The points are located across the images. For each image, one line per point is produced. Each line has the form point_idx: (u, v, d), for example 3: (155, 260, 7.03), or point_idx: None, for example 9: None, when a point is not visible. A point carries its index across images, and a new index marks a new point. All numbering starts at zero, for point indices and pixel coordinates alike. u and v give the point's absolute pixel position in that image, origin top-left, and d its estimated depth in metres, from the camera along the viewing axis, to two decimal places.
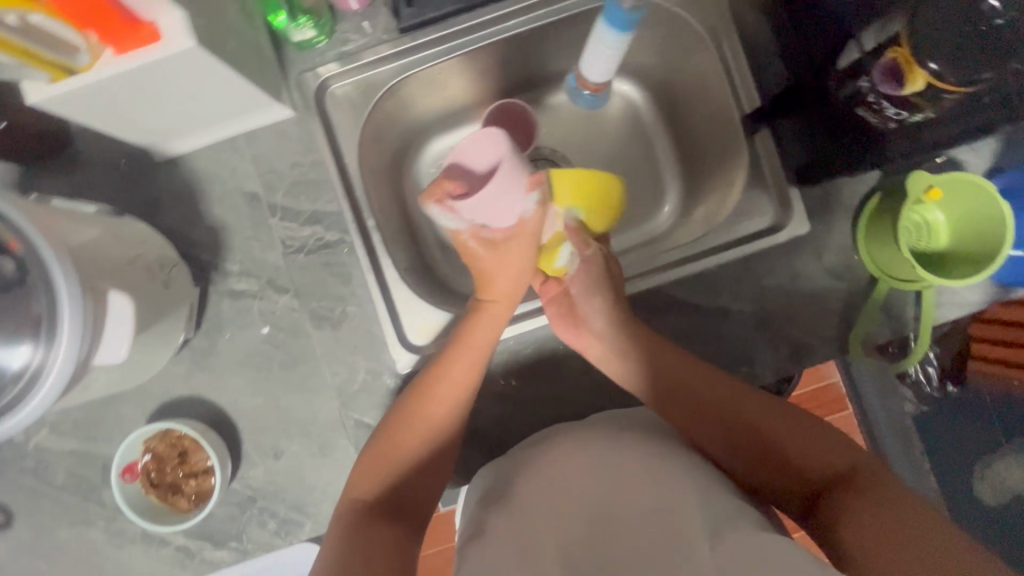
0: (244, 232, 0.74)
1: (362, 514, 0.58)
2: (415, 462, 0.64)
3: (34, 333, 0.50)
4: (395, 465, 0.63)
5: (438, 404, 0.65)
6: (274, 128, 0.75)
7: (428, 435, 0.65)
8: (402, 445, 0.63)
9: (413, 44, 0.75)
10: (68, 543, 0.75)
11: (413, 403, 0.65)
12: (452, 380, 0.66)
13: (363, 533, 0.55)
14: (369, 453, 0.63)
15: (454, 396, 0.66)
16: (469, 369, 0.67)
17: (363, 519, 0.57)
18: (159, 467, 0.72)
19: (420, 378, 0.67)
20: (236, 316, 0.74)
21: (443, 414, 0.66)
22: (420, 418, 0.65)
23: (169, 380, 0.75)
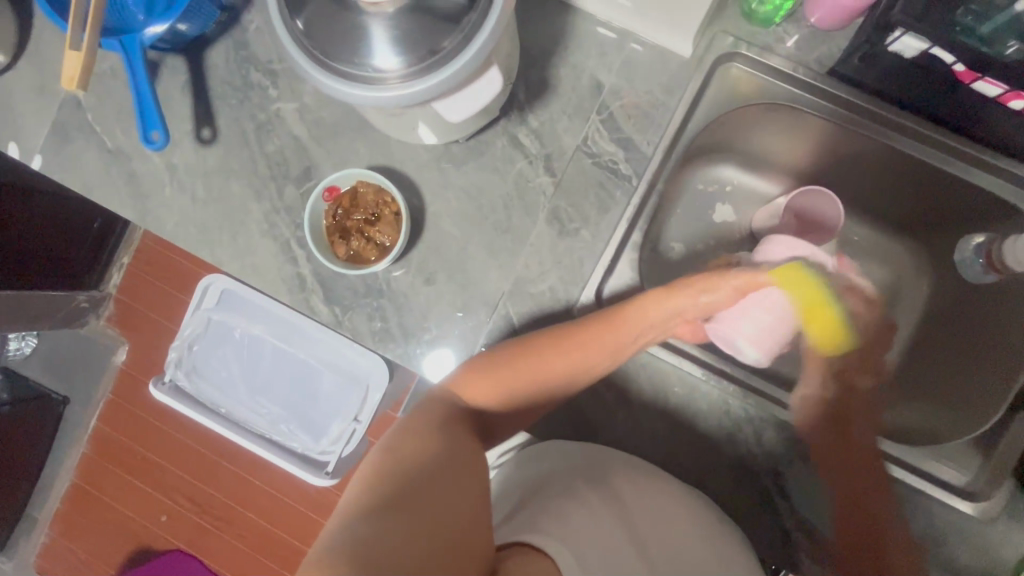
0: (565, 105, 0.75)
1: (449, 416, 0.60)
2: (506, 394, 0.64)
3: (425, 54, 0.54)
4: (489, 392, 0.64)
5: (555, 362, 0.66)
6: (662, 52, 0.74)
7: (532, 380, 0.65)
8: (508, 381, 0.64)
9: (829, 90, 0.73)
10: (233, 195, 0.80)
11: (534, 350, 0.65)
12: (575, 349, 0.66)
13: (443, 435, 0.56)
14: (468, 369, 0.64)
15: (576, 362, 0.67)
16: (592, 348, 0.67)
17: (445, 424, 0.58)
18: (349, 207, 0.74)
19: (544, 334, 0.66)
20: (499, 157, 0.76)
21: (554, 371, 0.66)
22: (534, 368, 0.65)
23: (409, 155, 0.77)
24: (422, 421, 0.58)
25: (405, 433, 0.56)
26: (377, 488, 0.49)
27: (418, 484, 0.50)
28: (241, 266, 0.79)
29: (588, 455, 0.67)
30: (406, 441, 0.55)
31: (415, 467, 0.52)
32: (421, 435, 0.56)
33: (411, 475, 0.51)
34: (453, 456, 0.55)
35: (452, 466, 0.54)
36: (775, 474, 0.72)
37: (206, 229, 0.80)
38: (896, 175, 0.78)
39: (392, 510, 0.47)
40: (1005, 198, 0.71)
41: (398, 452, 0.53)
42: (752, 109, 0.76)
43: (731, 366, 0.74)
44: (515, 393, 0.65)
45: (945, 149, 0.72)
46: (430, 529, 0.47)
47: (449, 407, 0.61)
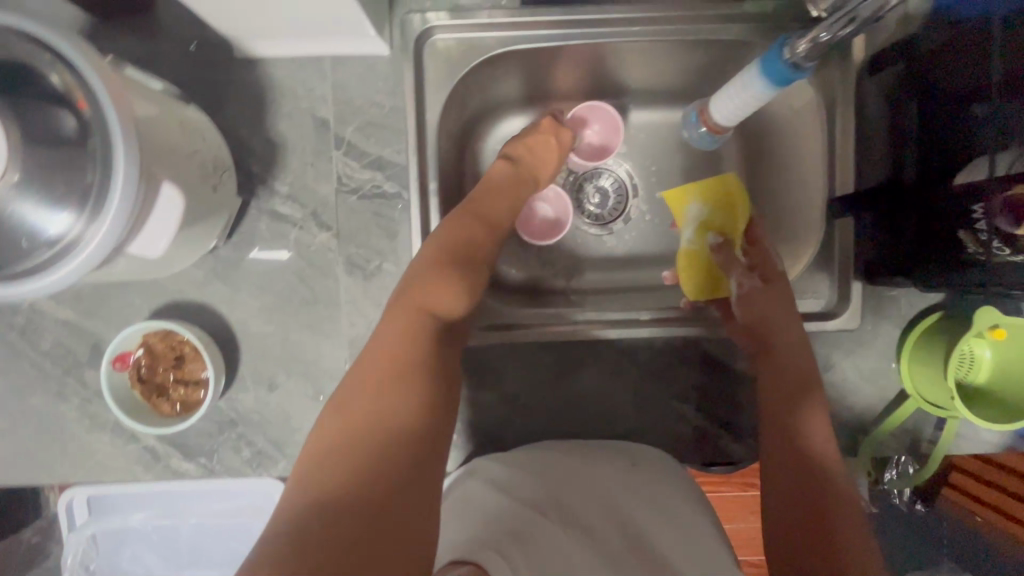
0: (302, 156, 0.71)
1: (408, 335, 0.54)
2: (465, 293, 0.60)
3: (75, 208, 0.48)
4: (452, 298, 0.59)
5: (471, 236, 0.64)
6: (364, 60, 0.70)
7: (472, 268, 0.63)
8: (451, 273, 0.60)
9: (531, 20, 0.71)
10: (38, 409, 0.73)
11: (451, 232, 0.64)
12: (480, 239, 0.65)
13: (407, 368, 0.52)
14: (414, 281, 0.59)
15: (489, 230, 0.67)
16: (503, 199, 0.70)
17: (403, 357, 0.52)
18: (150, 363, 0.69)
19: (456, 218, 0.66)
20: (269, 238, 0.72)
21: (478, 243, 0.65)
22: (469, 242, 0.64)
23: (183, 281, 0.72)
24: (379, 354, 0.52)
25: (371, 368, 0.51)
26: (357, 425, 0.47)
27: (390, 431, 0.47)
28: (87, 470, 0.74)
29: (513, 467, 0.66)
30: (363, 379, 0.51)
31: (375, 412, 0.48)
32: (384, 369, 0.51)
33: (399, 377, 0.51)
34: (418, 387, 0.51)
35: (419, 393, 0.51)
36: (667, 386, 0.73)
37: (32, 455, 0.74)
38: (643, 62, 0.78)
39: (366, 445, 0.46)
40: (736, 38, 0.71)
41: (361, 386, 0.50)
42: (479, 70, 0.73)
43: (586, 314, 0.75)
44: (464, 285, 0.61)
45: (661, 21, 0.71)
46: (408, 465, 0.46)
47: (408, 326, 0.55)
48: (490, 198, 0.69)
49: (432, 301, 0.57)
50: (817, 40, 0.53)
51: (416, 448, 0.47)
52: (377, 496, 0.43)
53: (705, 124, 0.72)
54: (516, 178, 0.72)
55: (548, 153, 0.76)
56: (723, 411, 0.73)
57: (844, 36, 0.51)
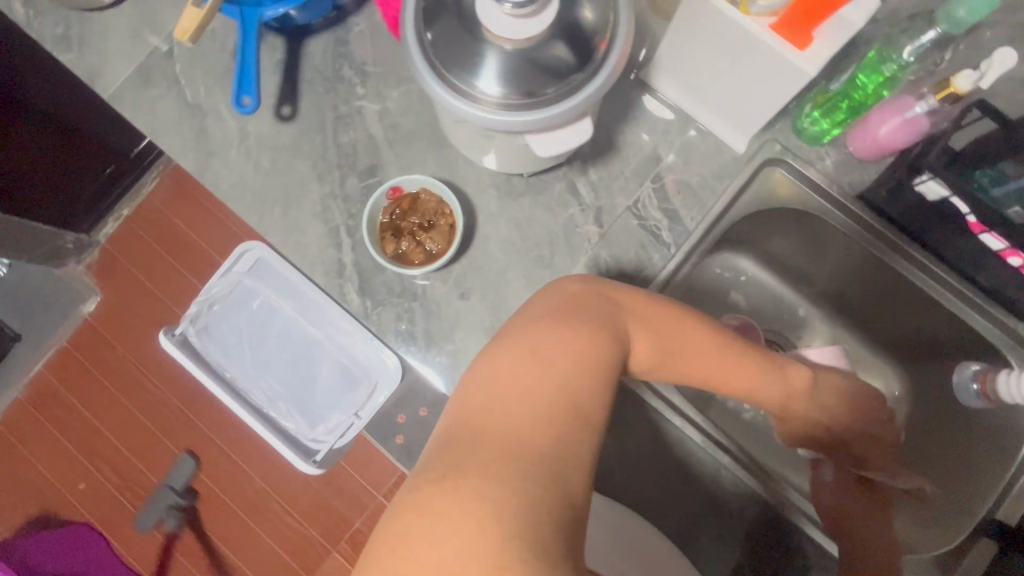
0: (624, 166, 0.82)
1: (594, 344, 0.48)
2: (659, 350, 0.56)
3: (535, 90, 0.60)
4: (642, 342, 0.54)
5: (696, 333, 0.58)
6: (718, 143, 0.82)
7: (685, 348, 0.58)
8: (667, 330, 0.56)
9: (856, 207, 0.81)
10: (297, 173, 0.83)
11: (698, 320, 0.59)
12: (736, 372, 0.62)
13: (590, 367, 0.46)
14: (632, 303, 0.55)
15: (743, 382, 0.63)
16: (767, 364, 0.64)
17: (579, 359, 0.46)
18: (408, 210, 0.78)
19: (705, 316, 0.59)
20: (554, 198, 0.81)
21: (726, 370, 0.61)
22: (710, 345, 0.59)
23: (472, 176, 0.82)
24: (563, 335, 0.47)
25: (567, 344, 0.47)
26: (517, 396, 0.43)
27: (546, 431, 0.42)
28: (286, 241, 0.81)
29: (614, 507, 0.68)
30: (539, 345, 0.46)
31: (562, 383, 0.44)
32: (572, 358, 0.46)
33: (576, 373, 0.46)
34: (582, 394, 0.45)
35: (590, 408, 0.45)
36: (749, 551, 0.75)
37: (261, 198, 0.82)
38: (901, 301, 0.85)
39: (518, 456, 0.40)
40: (991, 340, 0.78)
41: (542, 354, 0.46)
42: (785, 211, 0.84)
43: (733, 446, 0.75)
44: (668, 350, 0.56)
45: (947, 285, 0.79)
46: (561, 472, 0.41)
47: (602, 333, 0.49)
48: (757, 358, 0.63)
49: (637, 329, 0.54)
50: None
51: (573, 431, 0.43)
52: (529, 470, 0.40)
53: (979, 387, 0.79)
54: (791, 368, 0.67)
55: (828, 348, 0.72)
56: None
57: None
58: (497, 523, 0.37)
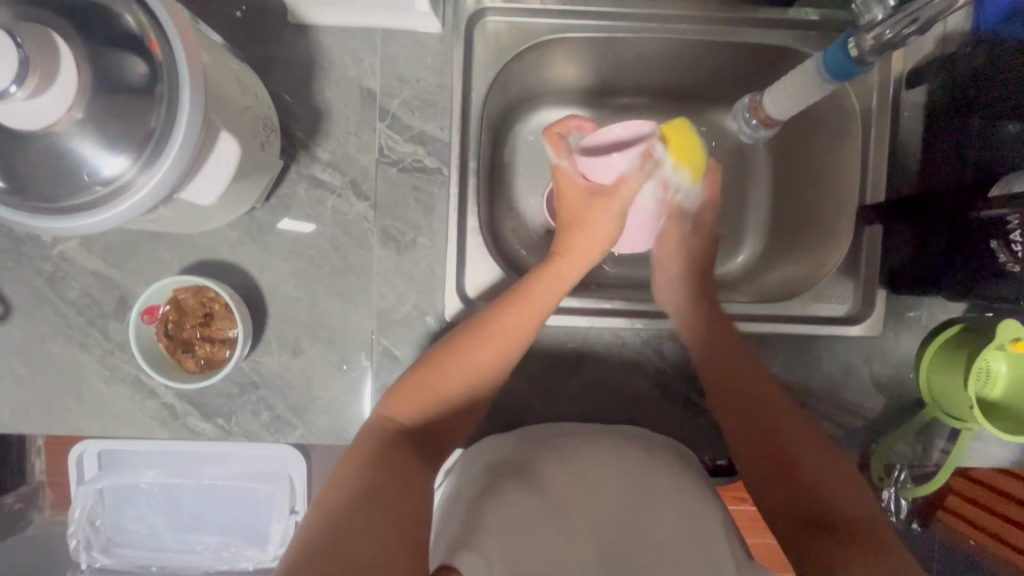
0: (345, 124, 0.71)
1: (381, 449, 0.52)
2: (444, 407, 0.60)
3: (138, 146, 0.49)
4: (421, 414, 0.58)
5: (483, 359, 0.62)
6: (414, 35, 0.71)
7: (452, 383, 0.61)
8: (433, 390, 0.60)
9: (581, 9, 0.72)
10: (59, 357, 0.73)
11: (456, 346, 0.62)
12: (505, 334, 0.64)
13: (378, 457, 0.51)
14: (396, 393, 0.59)
15: (508, 343, 0.64)
16: (528, 298, 0.65)
17: (372, 460, 0.51)
18: (178, 320, 0.69)
19: (464, 328, 0.64)
20: (306, 203, 0.72)
21: (486, 360, 0.63)
22: (465, 354, 0.62)
23: (217, 240, 0.72)
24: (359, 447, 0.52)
25: (353, 452, 0.52)
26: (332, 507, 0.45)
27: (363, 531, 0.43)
28: (103, 423, 0.73)
29: (514, 450, 0.63)
30: (343, 463, 0.51)
31: (358, 483, 0.48)
32: (357, 461, 0.51)
33: (375, 467, 0.50)
34: (386, 484, 0.49)
35: (399, 499, 0.48)
36: (689, 381, 0.74)
37: (46, 405, 0.73)
38: (685, 62, 0.79)
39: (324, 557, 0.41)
40: (776, 42, 0.73)
41: (343, 475, 0.49)
42: (526, 55, 0.74)
43: (612, 302, 0.75)
44: (448, 401, 0.60)
45: (705, 21, 0.73)
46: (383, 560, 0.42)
47: (378, 428, 0.55)
48: (511, 304, 0.65)
49: (404, 412, 0.58)
50: (882, 35, 0.55)
51: (388, 524, 0.45)
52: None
53: (757, 118, 0.74)
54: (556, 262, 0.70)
55: (600, 214, 0.70)
56: None
57: (906, 35, 0.53)
58: None
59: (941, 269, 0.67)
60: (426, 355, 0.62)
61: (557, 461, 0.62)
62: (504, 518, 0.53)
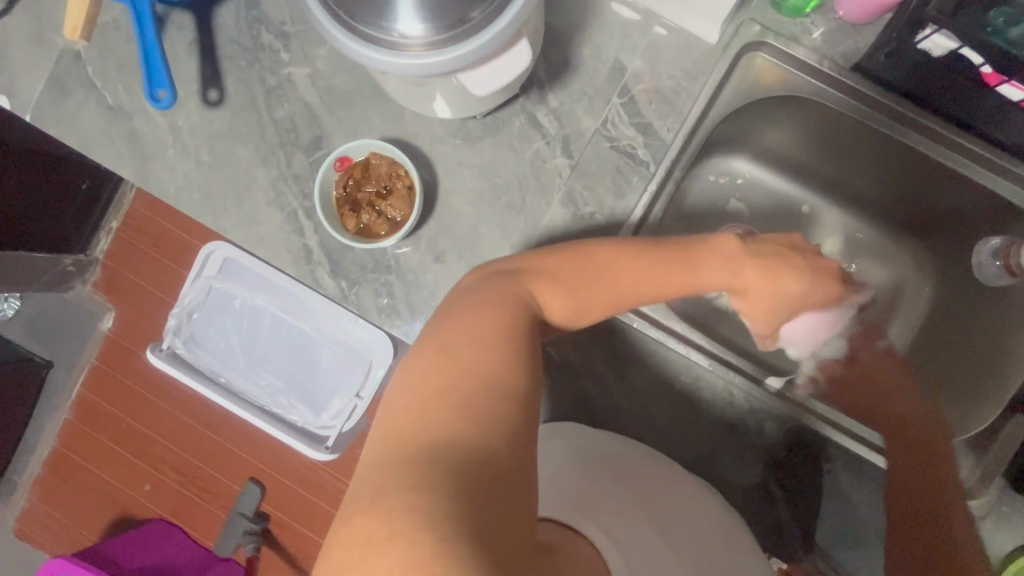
0: (585, 85, 0.73)
1: (500, 330, 0.46)
2: (575, 304, 0.52)
3: (452, 23, 0.51)
4: (555, 298, 0.51)
5: (623, 281, 0.53)
6: (687, 37, 0.73)
7: (601, 294, 0.53)
8: (579, 292, 0.52)
9: (851, 83, 0.71)
10: (240, 161, 0.77)
11: (605, 254, 0.54)
12: (659, 273, 0.55)
13: (485, 343, 0.44)
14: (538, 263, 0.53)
15: (656, 282, 0.55)
16: (679, 260, 0.56)
17: (473, 354, 0.43)
18: (360, 179, 0.72)
19: (621, 246, 0.55)
20: (515, 135, 0.74)
21: (625, 283, 0.53)
22: (610, 272, 0.53)
23: (424, 129, 0.75)
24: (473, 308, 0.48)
25: (459, 332, 0.45)
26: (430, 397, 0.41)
27: (471, 424, 0.40)
28: (246, 235, 0.77)
29: (600, 444, 0.65)
30: (435, 362, 0.43)
31: (462, 384, 0.42)
32: (472, 331, 0.45)
33: (462, 394, 0.41)
34: (481, 402, 0.41)
35: (492, 436, 0.40)
36: (771, 466, 0.73)
37: (209, 195, 0.78)
38: (911, 178, 0.78)
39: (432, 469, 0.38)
40: (1015, 203, 0.70)
41: (434, 378, 0.42)
42: (772, 102, 0.75)
43: (740, 360, 0.74)
44: (583, 303, 0.53)
45: (961, 149, 0.70)
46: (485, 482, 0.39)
47: (507, 303, 0.48)
48: (670, 255, 0.56)
49: (541, 290, 0.51)
50: None
51: (472, 466, 0.39)
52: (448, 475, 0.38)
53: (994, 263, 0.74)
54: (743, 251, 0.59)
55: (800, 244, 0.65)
56: (812, 518, 0.73)
57: None
58: (411, 528, 0.36)
59: None
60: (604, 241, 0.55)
61: (643, 473, 0.63)
62: (601, 509, 0.54)
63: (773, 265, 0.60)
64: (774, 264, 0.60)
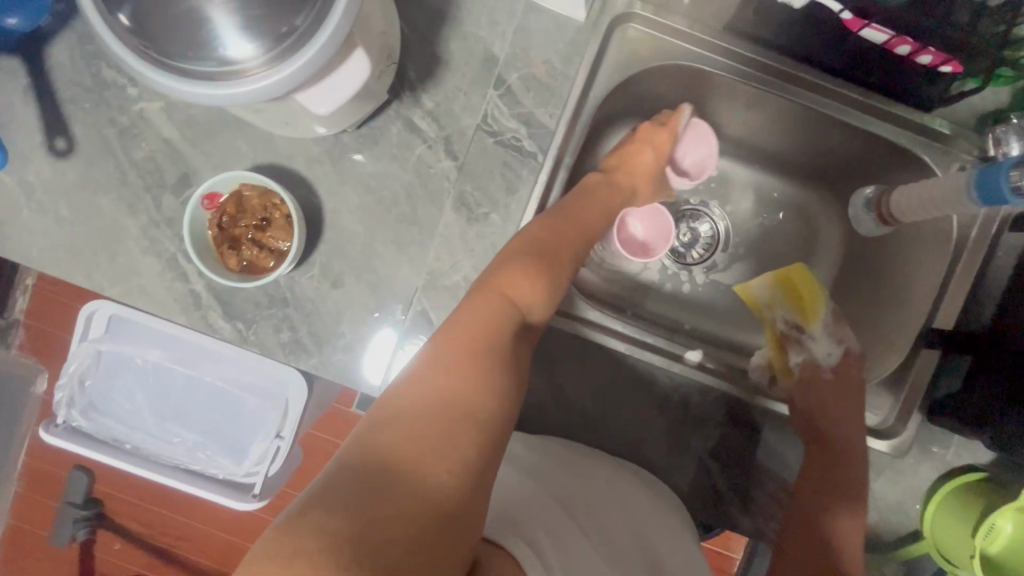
0: (459, 80, 0.70)
1: (485, 331, 0.54)
2: (546, 299, 0.60)
3: (276, 39, 0.48)
4: (530, 298, 0.58)
5: (563, 254, 0.63)
6: (555, 17, 0.69)
7: (562, 271, 0.63)
8: (544, 275, 0.60)
9: (727, 45, 0.70)
10: (105, 211, 0.71)
11: (551, 238, 0.63)
12: (580, 239, 0.66)
13: (475, 360, 0.51)
14: (505, 265, 0.59)
15: (582, 233, 0.67)
16: (599, 208, 0.71)
17: (467, 367, 0.50)
18: (235, 214, 0.68)
19: (557, 220, 0.65)
20: (395, 143, 0.70)
21: (566, 261, 0.64)
22: (558, 246, 0.64)
23: (297, 150, 0.70)
24: (461, 328, 0.53)
25: (456, 342, 0.52)
26: (423, 413, 0.46)
27: (450, 456, 0.44)
28: (125, 290, 0.72)
29: (534, 453, 0.64)
30: (431, 371, 0.49)
31: (451, 397, 0.48)
32: (465, 341, 0.52)
33: (457, 407, 0.47)
34: (455, 434, 0.46)
35: (465, 466, 0.45)
36: (704, 438, 0.73)
37: (77, 253, 0.72)
38: (802, 130, 0.78)
39: (393, 486, 0.41)
40: (898, 143, 0.71)
41: (432, 375, 0.49)
42: (654, 73, 0.73)
43: (656, 338, 0.74)
44: (552, 291, 0.61)
45: (840, 97, 0.71)
46: (442, 521, 0.41)
47: (493, 316, 0.55)
48: (582, 203, 0.69)
49: (514, 291, 0.57)
50: None
51: (448, 502, 0.43)
52: (405, 512, 0.40)
53: (877, 214, 0.76)
54: (635, 175, 0.77)
55: (641, 149, 0.77)
56: (750, 483, 0.73)
57: None
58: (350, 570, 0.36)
59: (984, 413, 0.66)
60: (541, 223, 0.65)
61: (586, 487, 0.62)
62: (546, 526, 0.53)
63: (636, 175, 0.77)
64: (625, 167, 0.76)
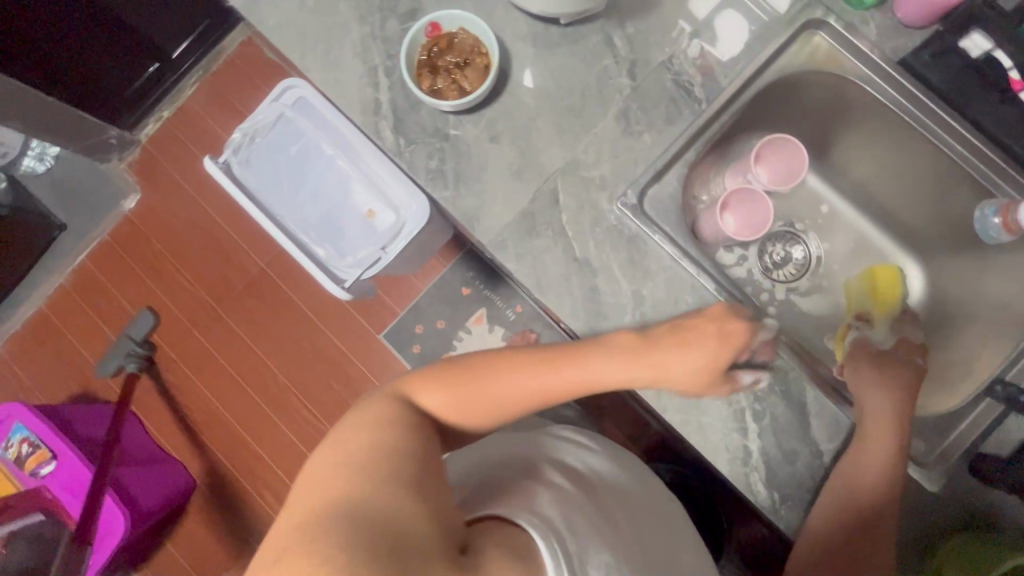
0: (661, 22, 0.82)
1: (399, 413, 0.52)
2: (454, 407, 0.55)
3: None
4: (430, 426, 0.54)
5: (523, 382, 0.55)
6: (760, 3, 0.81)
7: (513, 397, 0.55)
8: (459, 396, 0.55)
9: (897, 74, 0.79)
10: (339, 13, 0.84)
11: (511, 362, 0.55)
12: (594, 370, 0.55)
13: (388, 423, 0.51)
14: (414, 377, 0.56)
15: (607, 373, 0.56)
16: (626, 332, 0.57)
17: (359, 449, 0.48)
18: (444, 48, 0.81)
19: (531, 349, 0.56)
20: (590, 50, 0.82)
21: (512, 391, 0.55)
22: (509, 384, 0.54)
23: (510, 25, 0.83)
24: (347, 428, 0.51)
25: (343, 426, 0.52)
26: (362, 455, 0.48)
27: (393, 491, 0.46)
28: (325, 78, 0.83)
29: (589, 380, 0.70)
30: (346, 435, 0.50)
31: (366, 449, 0.48)
32: (370, 421, 0.51)
33: (368, 464, 0.47)
34: (400, 455, 0.49)
35: (415, 499, 0.46)
36: (753, 398, 0.75)
37: (303, 36, 0.84)
38: (931, 179, 0.85)
39: (362, 527, 0.42)
40: None
41: (349, 435, 0.50)
42: (822, 79, 0.82)
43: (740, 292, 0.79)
44: (488, 404, 0.55)
45: (977, 153, 0.78)
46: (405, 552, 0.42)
47: (384, 417, 0.52)
48: (577, 349, 0.56)
49: (421, 394, 0.55)
50: None
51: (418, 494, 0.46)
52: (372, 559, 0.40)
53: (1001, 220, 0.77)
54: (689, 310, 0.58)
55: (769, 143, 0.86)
56: (783, 456, 0.75)
57: None
58: None
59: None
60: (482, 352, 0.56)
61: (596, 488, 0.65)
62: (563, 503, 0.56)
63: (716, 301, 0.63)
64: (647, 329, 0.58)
